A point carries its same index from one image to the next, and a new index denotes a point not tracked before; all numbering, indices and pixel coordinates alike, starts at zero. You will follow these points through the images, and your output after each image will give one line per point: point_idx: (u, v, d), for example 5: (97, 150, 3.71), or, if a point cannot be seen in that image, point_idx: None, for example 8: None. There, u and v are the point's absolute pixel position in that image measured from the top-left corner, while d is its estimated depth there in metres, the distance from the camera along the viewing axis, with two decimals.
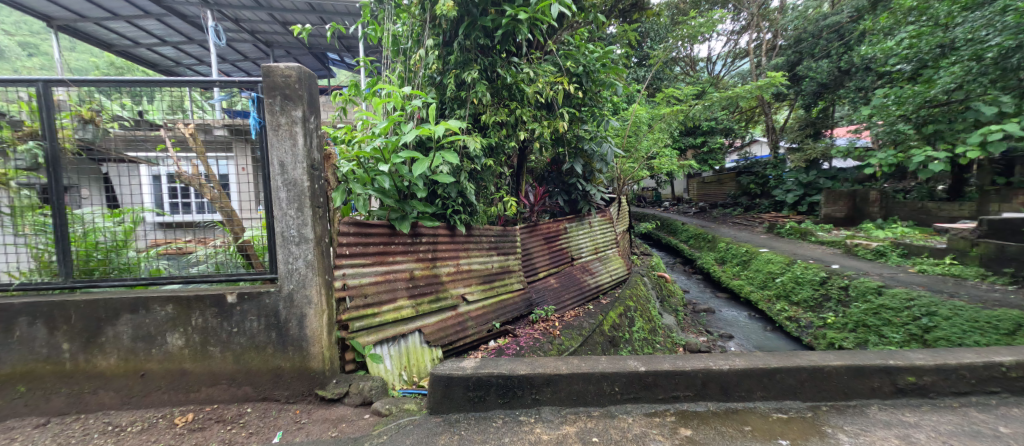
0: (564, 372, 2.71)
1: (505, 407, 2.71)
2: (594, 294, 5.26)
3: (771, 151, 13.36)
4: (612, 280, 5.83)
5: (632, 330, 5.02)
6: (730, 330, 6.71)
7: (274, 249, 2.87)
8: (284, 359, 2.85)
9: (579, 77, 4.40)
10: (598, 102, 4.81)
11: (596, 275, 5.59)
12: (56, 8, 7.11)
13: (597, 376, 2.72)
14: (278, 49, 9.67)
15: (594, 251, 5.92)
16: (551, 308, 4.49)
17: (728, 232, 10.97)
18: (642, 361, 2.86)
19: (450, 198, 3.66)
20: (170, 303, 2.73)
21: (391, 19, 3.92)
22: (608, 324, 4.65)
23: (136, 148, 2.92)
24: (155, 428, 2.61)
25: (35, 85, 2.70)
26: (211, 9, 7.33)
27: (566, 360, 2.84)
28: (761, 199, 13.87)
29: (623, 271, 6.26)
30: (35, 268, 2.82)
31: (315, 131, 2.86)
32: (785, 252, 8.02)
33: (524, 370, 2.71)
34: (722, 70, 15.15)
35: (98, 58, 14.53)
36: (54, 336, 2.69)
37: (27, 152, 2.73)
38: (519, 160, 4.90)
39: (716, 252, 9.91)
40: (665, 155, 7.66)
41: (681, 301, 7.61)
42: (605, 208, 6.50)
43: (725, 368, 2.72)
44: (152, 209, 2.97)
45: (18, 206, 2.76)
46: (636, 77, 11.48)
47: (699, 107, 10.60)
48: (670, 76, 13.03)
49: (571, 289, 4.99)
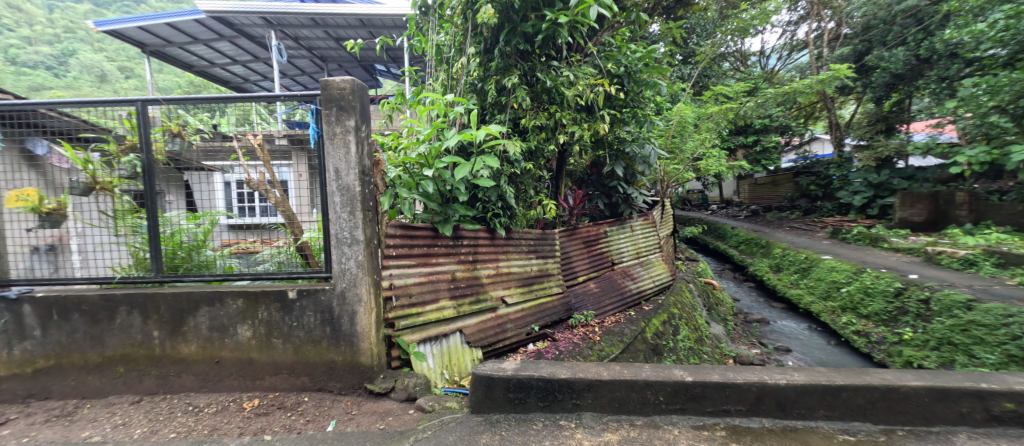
0: (605, 378, 2.69)
1: (545, 411, 2.73)
2: (635, 300, 5.09)
3: (835, 149, 12.25)
4: (655, 286, 5.62)
5: (676, 339, 4.80)
6: (786, 342, 6.24)
7: (330, 250, 3.07)
8: (336, 353, 3.05)
9: (620, 78, 4.21)
10: (641, 103, 4.51)
11: (638, 281, 5.40)
12: (148, 36, 8.08)
13: (641, 384, 2.67)
14: (332, 63, 10.33)
15: (637, 255, 5.74)
16: (591, 314, 4.40)
17: (784, 238, 10.13)
18: (689, 371, 2.77)
19: (490, 201, 3.71)
20: (241, 297, 3.03)
21: (436, 30, 3.97)
22: (651, 332, 4.48)
23: (212, 159, 3.23)
24: (227, 411, 2.91)
25: (134, 104, 3.05)
26: (274, 30, 7.98)
27: (608, 366, 2.81)
28: (823, 201, 12.65)
29: (667, 278, 6.01)
30: (132, 264, 3.20)
31: (366, 140, 3.05)
32: (853, 260, 7.28)
33: (564, 375, 2.72)
34: (777, 64, 14.06)
35: (179, 78, 16.41)
36: (147, 325, 3.05)
37: (128, 162, 3.12)
38: (558, 163, 4.83)
39: (771, 258, 9.20)
40: (712, 155, 7.34)
41: (729, 310, 7.20)
42: (647, 212, 6.23)
43: (782, 382, 2.56)
44: (224, 213, 3.21)
45: (120, 209, 3.18)
46: (681, 74, 11.06)
47: (752, 105, 9.90)
48: (719, 72, 12.35)
49: (611, 294, 4.86)
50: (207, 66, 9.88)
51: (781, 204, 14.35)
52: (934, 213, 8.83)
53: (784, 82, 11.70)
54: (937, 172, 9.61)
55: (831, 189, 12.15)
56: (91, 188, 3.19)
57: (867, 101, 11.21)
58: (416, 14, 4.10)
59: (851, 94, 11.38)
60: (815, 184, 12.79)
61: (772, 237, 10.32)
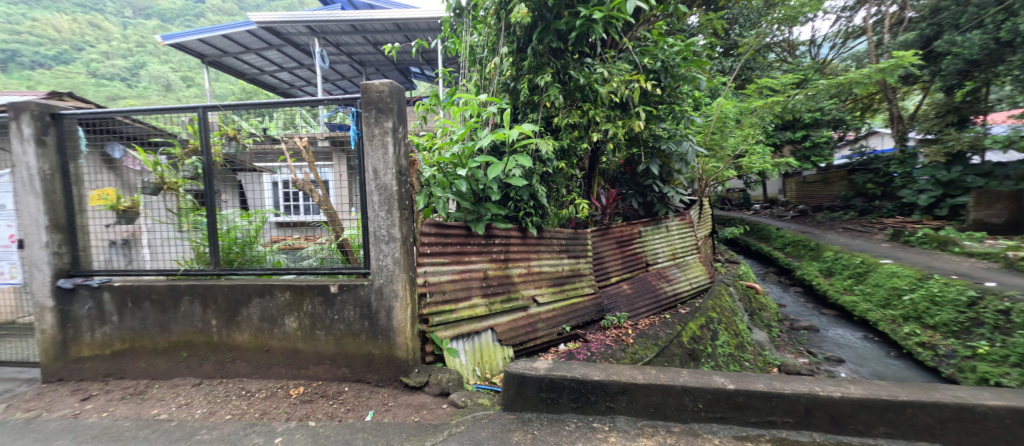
0: (640, 382, 2.64)
1: (578, 412, 2.71)
2: (671, 303, 4.89)
3: (897, 144, 11.16)
4: (692, 288, 5.37)
5: (715, 344, 4.59)
6: (838, 352, 5.80)
7: (368, 248, 3.19)
8: (374, 346, 3.17)
9: (657, 73, 4.08)
10: (679, 98, 4.34)
11: (674, 283, 5.18)
12: (207, 47, 8.70)
13: (678, 389, 2.61)
14: (370, 67, 10.68)
15: (673, 256, 5.53)
16: (624, 315, 4.30)
17: (836, 240, 9.38)
18: (731, 378, 2.68)
19: (522, 200, 3.71)
20: (288, 290, 3.21)
21: (469, 31, 4.01)
22: (687, 336, 4.30)
23: (262, 160, 3.51)
24: (276, 396, 3.11)
25: (197, 111, 3.28)
26: (318, 37, 8.39)
27: (644, 370, 2.76)
28: (882, 201, 11.53)
29: (705, 280, 5.74)
30: (194, 258, 3.47)
31: (403, 140, 3.15)
32: (917, 265, 6.63)
33: (598, 376, 2.69)
34: (830, 54, 12.98)
35: (232, 86, 17.50)
36: (207, 313, 3.30)
37: (191, 164, 3.39)
38: (590, 161, 4.74)
39: (821, 262, 8.52)
40: (756, 152, 6.96)
41: (774, 316, 6.79)
42: (684, 212, 5.98)
43: (836, 395, 2.43)
44: (272, 211, 3.47)
45: (184, 208, 3.45)
46: (722, 68, 10.54)
47: (800, 99, 9.18)
48: (764, 64, 11.56)
49: (645, 296, 4.71)
50: (258, 74, 10.50)
51: (834, 204, 13.28)
52: (1018, 213, 7.86)
53: (838, 72, 10.77)
54: (1019, 168, 8.54)
55: (891, 187, 11.05)
56: (159, 188, 3.49)
57: (935, 91, 10.10)
58: (451, 15, 4.16)
59: (917, 83, 10.37)
60: (873, 182, 11.71)
61: (822, 239, 9.60)
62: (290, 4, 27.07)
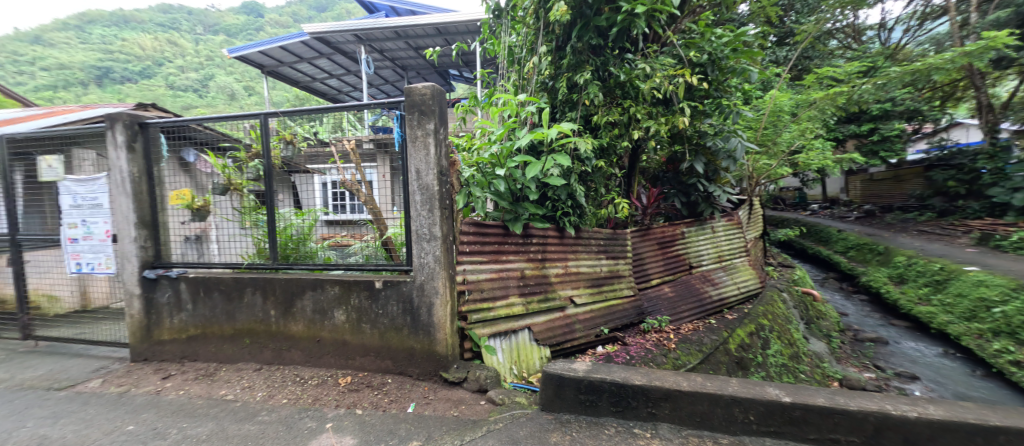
0: (685, 389, 2.56)
1: (618, 417, 2.67)
2: (716, 307, 4.61)
3: (985, 136, 9.82)
4: (740, 293, 5.02)
5: (766, 353, 4.30)
6: (910, 368, 5.21)
7: (411, 245, 3.29)
8: (416, 341, 3.28)
9: (702, 67, 3.88)
10: (727, 92, 4.10)
11: (720, 287, 4.88)
12: (267, 58, 9.32)
13: (727, 399, 2.51)
14: (412, 71, 10.98)
15: (719, 259, 5.21)
16: (666, 319, 4.13)
17: (909, 243, 8.44)
18: (786, 391, 2.55)
19: (560, 200, 3.68)
20: (337, 285, 3.38)
21: (507, 31, 4.01)
22: (735, 343, 4.06)
23: (313, 161, 3.69)
24: (327, 384, 3.30)
25: (258, 117, 3.53)
26: (364, 45, 8.77)
27: (689, 377, 2.68)
28: (968, 200, 10.17)
29: (756, 285, 5.36)
30: (255, 253, 3.74)
31: (444, 141, 3.22)
32: (1010, 273, 5.85)
33: (639, 381, 2.64)
34: (902, 38, 11.03)
35: (286, 94, 18.67)
36: (266, 304, 3.54)
37: (254, 167, 3.68)
38: (630, 159, 4.58)
39: (891, 268, 7.64)
40: (815, 147, 6.41)
41: (835, 325, 6.23)
42: (732, 212, 5.63)
43: (910, 415, 2.28)
44: (322, 210, 3.70)
45: (246, 207, 3.74)
46: (775, 58, 9.81)
47: (865, 90, 8.17)
48: (823, 52, 10.75)
49: (688, 300, 4.48)
50: (309, 81, 11.10)
51: (906, 203, 11.91)
52: None
53: (912, 57, 9.55)
54: None
55: (978, 184, 9.77)
56: (227, 189, 3.80)
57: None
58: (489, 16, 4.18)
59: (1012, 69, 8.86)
60: (954, 179, 10.35)
61: (892, 243, 8.68)
62: (335, 13, 28.33)
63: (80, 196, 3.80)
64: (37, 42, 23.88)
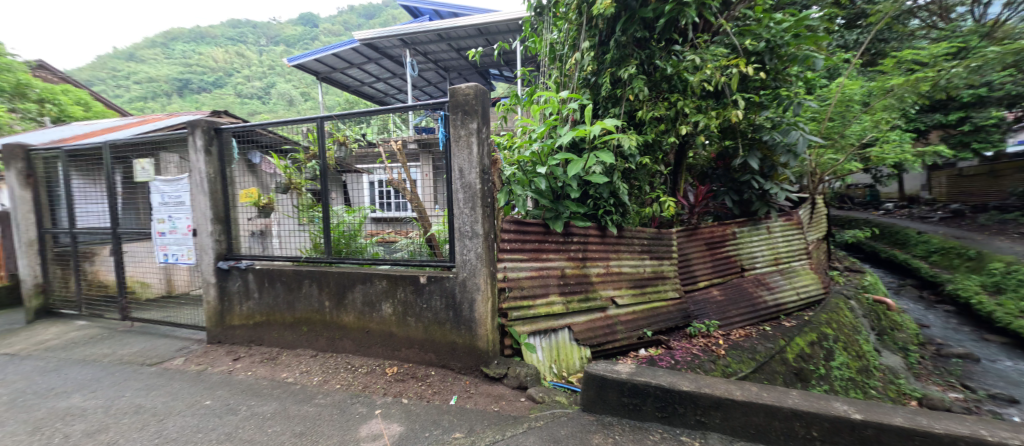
0: (739, 399, 2.42)
1: (663, 422, 2.57)
2: (773, 314, 4.29)
3: None
4: (801, 299, 4.62)
5: (830, 365, 3.95)
6: (1006, 390, 4.56)
7: (454, 243, 3.35)
8: (457, 335, 3.34)
9: (759, 55, 3.62)
10: (787, 81, 3.79)
11: (778, 291, 4.53)
12: (321, 66, 9.83)
13: (786, 412, 2.34)
14: (453, 72, 11.15)
15: (777, 262, 4.82)
16: (714, 323, 3.91)
17: (1008, 248, 7.41)
18: (857, 407, 2.34)
19: (602, 198, 3.60)
20: (384, 279, 3.52)
21: (549, 29, 3.94)
22: (795, 352, 3.77)
23: (363, 161, 3.89)
24: (375, 373, 3.46)
25: (315, 120, 3.69)
26: (409, 48, 9.04)
27: (743, 386, 2.53)
28: None
29: (818, 291, 4.91)
30: (310, 248, 4.02)
31: (487, 141, 3.26)
32: None
33: (687, 387, 2.53)
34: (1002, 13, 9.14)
35: (339, 98, 19.69)
36: (320, 295, 3.77)
37: (311, 167, 3.91)
38: (677, 156, 4.36)
39: (984, 276, 6.75)
40: (890, 139, 5.80)
41: (912, 338, 5.58)
42: (790, 211, 5.18)
43: (1010, 443, 2.02)
44: (370, 208, 3.98)
45: (303, 205, 4.01)
46: (843, 43, 8.96)
47: (955, 72, 6.73)
48: (903, 33, 9.66)
49: (739, 304, 4.21)
50: (359, 86, 11.58)
51: (1005, 202, 10.44)
52: None
53: (1018, 33, 7.85)
54: None
55: None
56: (288, 188, 4.08)
57: None
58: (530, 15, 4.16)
59: None
60: None
61: (987, 247, 7.67)
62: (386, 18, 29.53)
63: (167, 195, 4.25)
64: (133, 60, 26.95)
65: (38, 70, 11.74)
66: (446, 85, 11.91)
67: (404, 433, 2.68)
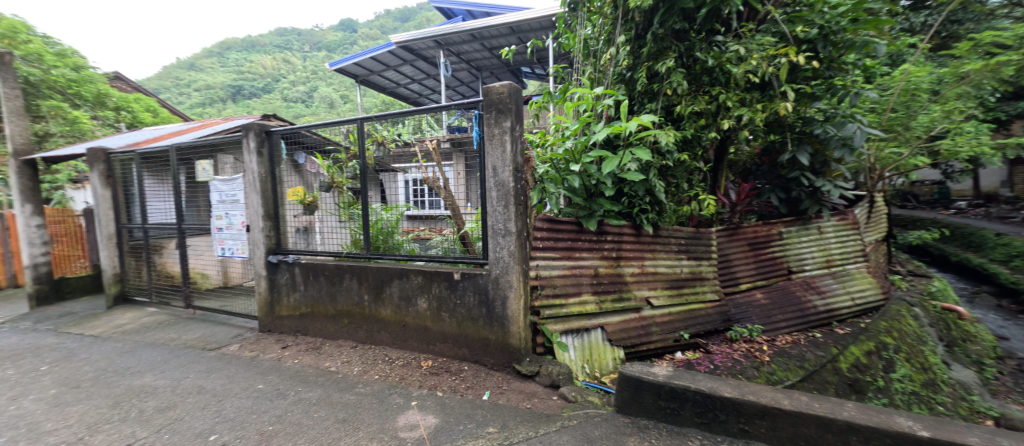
0: (786, 408, 2.29)
1: (703, 429, 2.47)
2: (824, 320, 4.01)
3: None
4: (857, 305, 4.28)
5: (891, 376, 3.65)
6: None
7: (487, 240, 3.37)
8: (490, 332, 3.36)
9: (811, 44, 3.38)
10: (842, 70, 3.54)
11: (831, 296, 4.21)
12: (359, 69, 10.11)
13: (841, 425, 2.19)
14: (485, 71, 11.17)
15: (830, 264, 4.48)
16: (757, 328, 3.72)
17: None
18: (923, 424, 2.16)
19: (637, 196, 3.50)
20: (420, 275, 3.61)
21: (584, 25, 3.90)
22: (850, 360, 3.51)
23: (400, 160, 3.98)
24: (410, 366, 3.56)
25: (355, 122, 3.85)
26: (443, 49, 9.14)
27: (791, 395, 2.39)
28: None
29: (876, 297, 4.52)
30: (350, 244, 4.15)
31: (521, 139, 3.24)
32: None
33: (729, 394, 2.42)
34: None
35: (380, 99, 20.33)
36: (360, 289, 3.92)
37: (352, 167, 4.07)
38: (717, 152, 4.17)
39: None
40: (965, 131, 5.25)
41: (988, 350, 5.05)
42: (845, 210, 4.80)
43: None
44: (406, 205, 4.02)
45: (343, 203, 4.15)
46: (908, 26, 8.19)
47: None
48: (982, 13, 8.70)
49: (786, 308, 3.96)
50: (394, 87, 11.83)
51: None
52: None
53: None
54: None
55: None
56: (330, 186, 4.22)
57: None
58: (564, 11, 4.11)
59: None
60: None
61: None
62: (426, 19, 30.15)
63: (224, 193, 4.58)
64: (194, 69, 29.06)
65: (115, 81, 12.93)
66: (478, 84, 11.96)
67: (439, 425, 2.75)
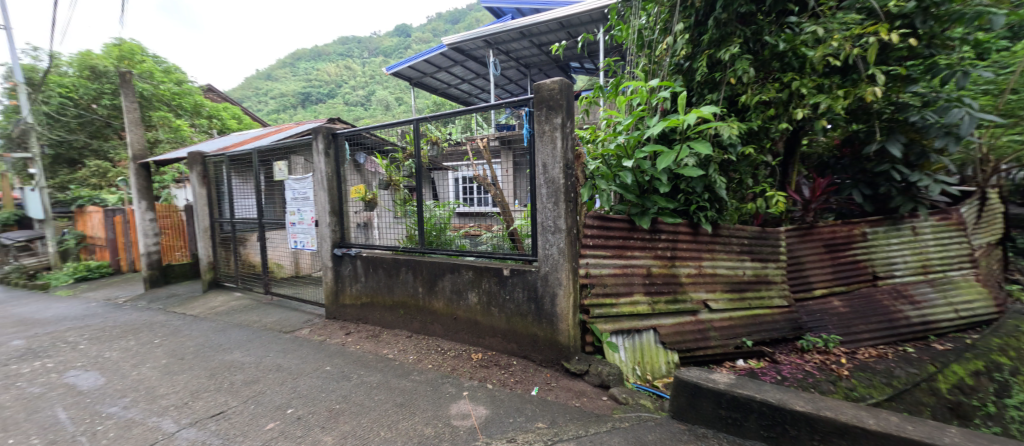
0: (872, 428, 2.04)
1: (769, 443, 2.28)
2: (919, 332, 3.52)
3: None
4: (962, 317, 3.70)
5: None
6: None
7: (537, 237, 3.34)
8: (539, 329, 3.34)
9: (907, 19, 2.97)
10: (947, 47, 3.08)
11: (929, 305, 3.68)
12: (413, 71, 10.37)
13: None
14: (534, 69, 10.98)
15: (930, 269, 3.90)
16: (834, 338, 3.36)
17: None
18: None
19: (695, 193, 3.29)
20: (471, 270, 3.67)
21: (638, 14, 3.68)
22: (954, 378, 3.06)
23: (452, 159, 3.93)
24: (461, 358, 3.64)
25: (411, 123, 4.00)
26: (493, 48, 9.11)
27: (879, 414, 2.13)
28: None
29: (987, 310, 3.87)
30: (404, 239, 4.34)
31: (572, 135, 3.15)
32: None
33: (801, 407, 2.21)
34: None
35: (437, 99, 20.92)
36: (415, 281, 4.07)
37: (408, 166, 4.21)
38: (789, 142, 3.79)
39: None
40: None
41: None
42: (950, 209, 4.11)
43: None
44: (458, 203, 4.01)
45: (398, 200, 4.35)
46: None
47: None
48: None
49: (870, 318, 3.52)
50: (445, 87, 12.00)
51: None
52: None
53: None
54: None
55: None
56: (388, 184, 4.41)
57: None
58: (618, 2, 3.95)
59: None
60: None
61: None
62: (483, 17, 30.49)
63: (297, 191, 4.98)
64: (272, 79, 31.69)
65: (208, 92, 14.47)
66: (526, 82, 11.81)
67: (490, 417, 2.79)
